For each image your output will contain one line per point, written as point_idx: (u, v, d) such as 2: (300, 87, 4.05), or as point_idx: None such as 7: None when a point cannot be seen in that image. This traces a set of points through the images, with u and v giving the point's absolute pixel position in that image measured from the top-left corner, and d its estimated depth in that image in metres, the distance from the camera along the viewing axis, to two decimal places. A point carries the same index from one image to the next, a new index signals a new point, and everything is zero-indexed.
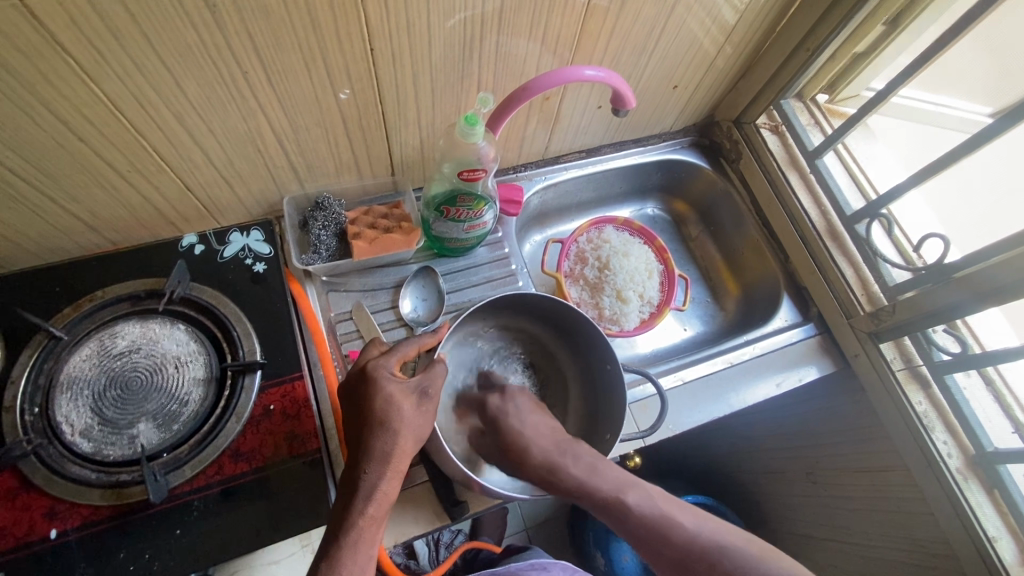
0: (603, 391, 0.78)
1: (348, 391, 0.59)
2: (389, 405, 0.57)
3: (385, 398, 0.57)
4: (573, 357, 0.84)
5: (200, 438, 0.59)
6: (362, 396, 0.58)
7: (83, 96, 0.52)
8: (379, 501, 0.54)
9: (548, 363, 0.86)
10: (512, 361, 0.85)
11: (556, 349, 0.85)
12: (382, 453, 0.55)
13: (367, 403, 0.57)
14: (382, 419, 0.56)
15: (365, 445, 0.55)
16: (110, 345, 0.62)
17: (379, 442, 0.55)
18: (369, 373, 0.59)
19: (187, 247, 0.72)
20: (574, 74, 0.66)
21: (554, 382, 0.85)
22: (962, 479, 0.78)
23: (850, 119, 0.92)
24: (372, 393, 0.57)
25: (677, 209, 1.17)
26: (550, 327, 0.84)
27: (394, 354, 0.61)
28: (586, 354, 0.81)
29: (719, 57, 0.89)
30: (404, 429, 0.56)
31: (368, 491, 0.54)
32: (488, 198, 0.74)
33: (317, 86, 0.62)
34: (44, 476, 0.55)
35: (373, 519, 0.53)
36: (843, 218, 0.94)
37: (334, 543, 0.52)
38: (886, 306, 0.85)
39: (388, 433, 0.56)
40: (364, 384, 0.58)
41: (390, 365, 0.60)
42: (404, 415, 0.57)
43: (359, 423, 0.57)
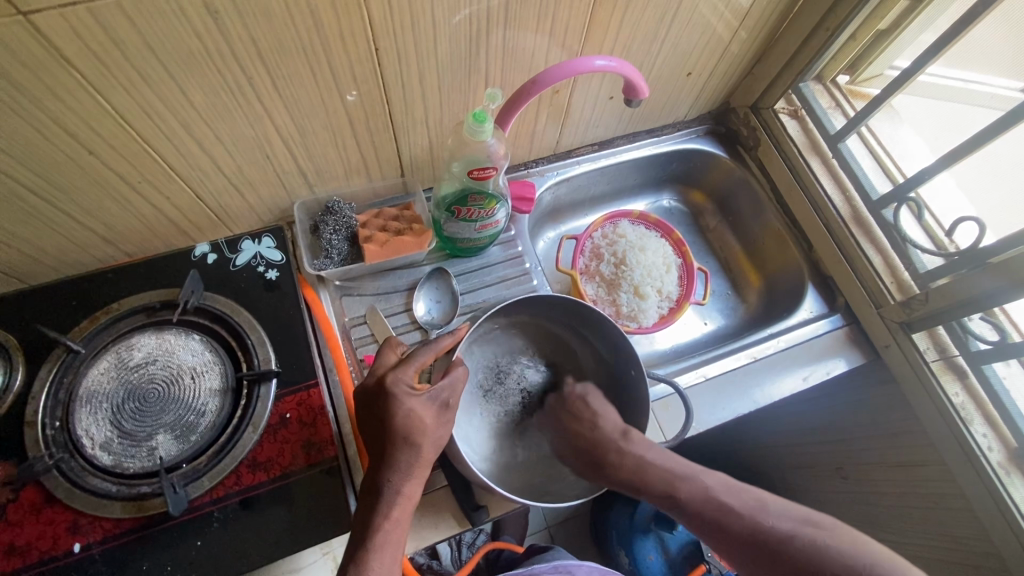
0: (628, 394, 0.77)
1: (365, 404, 0.58)
2: (411, 421, 0.56)
3: (407, 413, 0.56)
4: (596, 357, 0.82)
5: (218, 449, 0.59)
6: (382, 411, 0.56)
7: (90, 109, 0.52)
8: (401, 514, 0.54)
9: (568, 361, 0.83)
10: (531, 361, 0.83)
11: (576, 346, 0.83)
12: (406, 464, 0.55)
13: (388, 419, 0.56)
14: (405, 435, 0.55)
15: (388, 460, 0.55)
16: (127, 357, 0.62)
17: (403, 457, 0.55)
18: (388, 389, 0.57)
19: (200, 257, 0.72)
20: (584, 65, 0.64)
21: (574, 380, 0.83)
22: (1004, 473, 0.74)
23: (874, 101, 0.88)
24: (392, 409, 0.56)
25: (694, 199, 1.14)
26: (574, 327, 0.81)
27: (412, 365, 0.59)
28: (613, 355, 0.78)
29: (734, 41, 0.86)
30: (427, 444, 0.56)
31: (390, 505, 0.54)
32: (499, 197, 0.72)
33: (323, 89, 0.61)
34: (66, 490, 0.55)
35: (397, 532, 0.54)
36: (870, 203, 0.90)
37: (357, 558, 0.52)
38: (918, 294, 0.81)
39: (412, 448, 0.55)
40: (384, 399, 0.56)
41: (409, 379, 0.58)
42: (428, 429, 0.56)
43: (379, 438, 0.56)
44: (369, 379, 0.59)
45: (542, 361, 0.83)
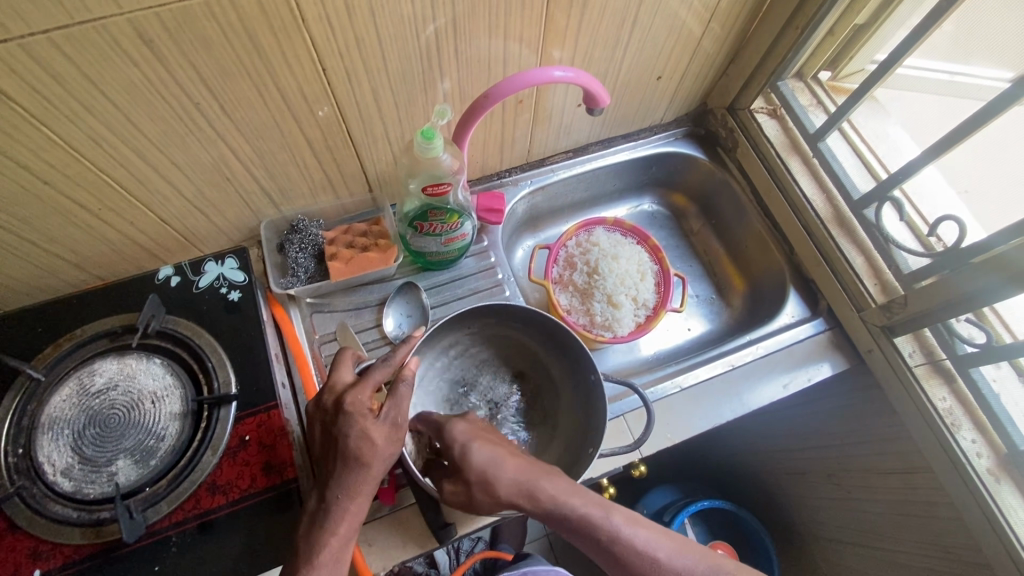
0: (589, 392, 0.75)
1: (320, 423, 0.57)
2: (363, 440, 0.55)
3: (358, 434, 0.55)
4: (559, 359, 0.80)
5: (177, 473, 0.59)
6: (334, 431, 0.56)
7: (39, 142, 0.53)
8: (345, 534, 0.54)
9: (536, 367, 0.82)
10: (497, 371, 0.82)
11: (539, 349, 0.81)
12: (354, 485, 0.55)
13: (339, 439, 0.55)
14: (354, 456, 0.55)
15: (336, 479, 0.55)
16: (88, 382, 0.62)
17: (350, 477, 0.55)
18: (346, 408, 0.56)
19: (164, 280, 0.72)
20: (541, 76, 0.63)
21: (544, 386, 0.81)
22: (992, 481, 0.72)
23: (852, 97, 0.85)
24: (346, 430, 0.55)
25: (676, 202, 1.12)
26: (530, 329, 0.80)
27: (367, 385, 0.58)
28: (572, 354, 0.77)
29: (704, 41, 0.84)
30: (376, 464, 0.56)
31: (337, 525, 0.54)
32: (461, 211, 0.72)
33: (275, 111, 0.61)
34: (28, 517, 0.56)
35: (338, 552, 0.53)
36: (851, 203, 0.88)
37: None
38: (899, 297, 0.79)
39: (361, 469, 0.55)
40: (339, 420, 0.56)
41: (366, 398, 0.57)
42: (378, 451, 0.56)
43: (330, 456, 0.56)
44: (327, 397, 0.58)
45: (510, 369, 0.82)
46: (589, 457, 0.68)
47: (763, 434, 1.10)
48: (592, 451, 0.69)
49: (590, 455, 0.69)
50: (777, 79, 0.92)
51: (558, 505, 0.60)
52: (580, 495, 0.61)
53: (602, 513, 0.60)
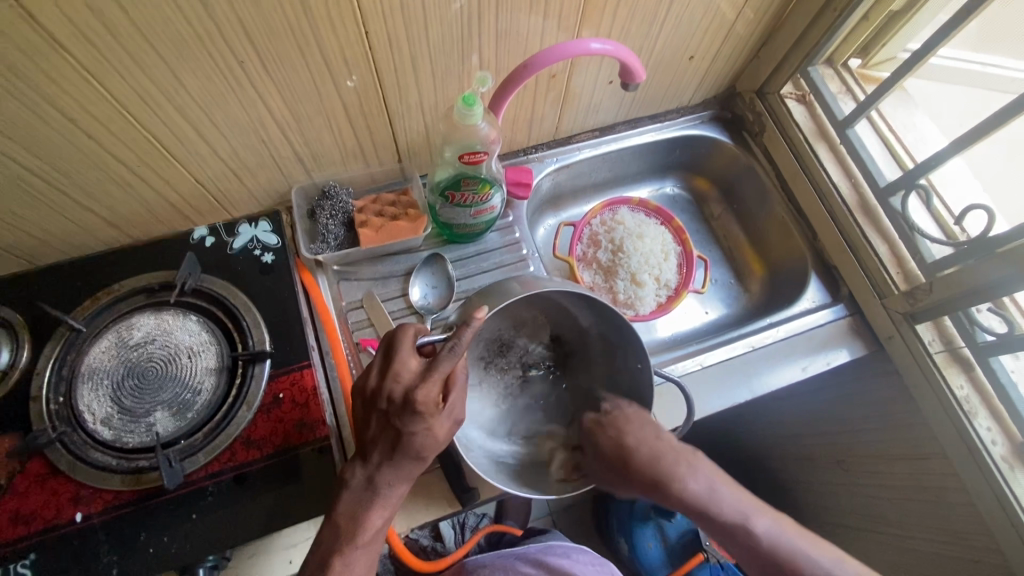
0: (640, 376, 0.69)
1: (380, 413, 0.54)
2: (428, 437, 0.54)
3: (424, 432, 0.54)
4: (603, 338, 0.72)
5: (213, 426, 0.61)
6: (399, 425, 0.53)
7: (87, 94, 0.53)
8: (388, 513, 0.56)
9: (577, 335, 0.75)
10: (534, 334, 0.77)
11: (582, 321, 0.72)
12: (408, 471, 0.55)
13: (403, 434, 0.54)
14: (416, 451, 0.54)
15: (392, 466, 0.55)
16: (127, 336, 0.64)
17: (407, 466, 0.55)
18: (415, 407, 0.52)
19: (198, 240, 0.74)
20: (579, 47, 0.63)
21: (582, 352, 0.76)
22: (1007, 468, 0.72)
23: (884, 85, 0.84)
24: (412, 427, 0.53)
25: (698, 186, 1.12)
26: (572, 308, 0.71)
27: (437, 380, 0.52)
28: (623, 343, 0.68)
29: (738, 22, 0.84)
30: (433, 457, 0.56)
31: (385, 506, 0.55)
32: (494, 181, 0.73)
33: (316, 74, 0.61)
34: (70, 462, 0.58)
35: (380, 528, 0.55)
36: (877, 190, 0.87)
37: (340, 552, 0.53)
38: (923, 284, 0.80)
39: (419, 460, 0.55)
40: (406, 417, 0.53)
41: (435, 397, 0.53)
42: (438, 447, 0.55)
43: (387, 445, 0.54)
44: (392, 387, 0.53)
45: (547, 332, 0.77)
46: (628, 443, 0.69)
47: (773, 420, 1.10)
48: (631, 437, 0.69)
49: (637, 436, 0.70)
50: (809, 64, 0.91)
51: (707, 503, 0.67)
52: (726, 492, 0.67)
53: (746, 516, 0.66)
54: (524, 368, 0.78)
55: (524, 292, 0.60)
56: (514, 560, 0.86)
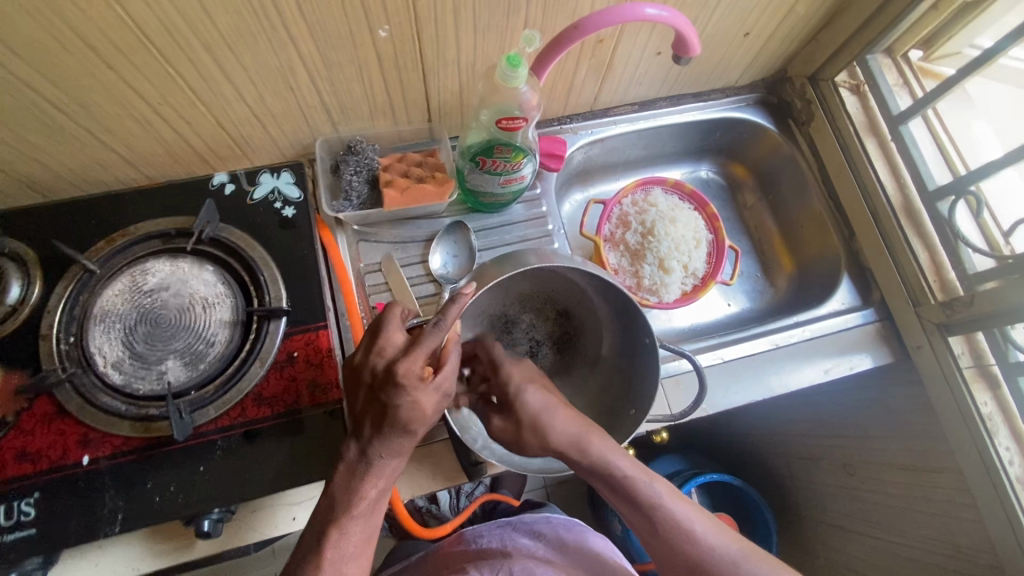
0: (638, 350, 0.66)
1: (365, 386, 0.52)
2: (414, 411, 0.51)
3: (410, 405, 0.51)
4: (608, 314, 0.70)
5: (225, 379, 0.60)
6: (384, 399, 0.51)
7: (109, 21, 0.50)
8: (383, 485, 0.54)
9: (583, 312, 0.74)
10: (539, 310, 0.75)
11: (590, 294, 0.71)
12: (397, 445, 0.53)
13: (389, 408, 0.51)
14: (404, 425, 0.51)
15: (381, 441, 0.52)
16: (141, 281, 0.62)
17: (396, 440, 0.52)
18: (397, 380, 0.50)
19: (218, 186, 0.70)
20: (633, 13, 0.59)
21: (589, 323, 0.74)
22: (1021, 489, 0.71)
23: (948, 81, 0.78)
24: (395, 401, 0.50)
25: (733, 173, 1.08)
26: (574, 277, 0.69)
27: (420, 355, 0.51)
28: (627, 319, 0.66)
29: (801, 2, 0.78)
30: (422, 429, 0.53)
31: (379, 480, 0.53)
32: (527, 150, 0.69)
33: (352, 20, 0.57)
34: (79, 404, 0.57)
35: (375, 503, 0.53)
36: (925, 194, 0.83)
37: (336, 522, 0.52)
38: (962, 297, 0.76)
39: (408, 435, 0.52)
40: (390, 390, 0.50)
41: (418, 369, 0.51)
42: (428, 420, 0.52)
43: (375, 418, 0.51)
44: (375, 360, 0.53)
45: (552, 307, 0.75)
46: (633, 420, 0.65)
47: (781, 417, 1.09)
48: (635, 415, 0.65)
49: (631, 416, 0.65)
50: (869, 52, 0.86)
51: (604, 460, 0.61)
52: (627, 457, 0.63)
53: (645, 480, 0.62)
54: (529, 345, 0.76)
55: (541, 264, 0.59)
56: (511, 532, 0.87)
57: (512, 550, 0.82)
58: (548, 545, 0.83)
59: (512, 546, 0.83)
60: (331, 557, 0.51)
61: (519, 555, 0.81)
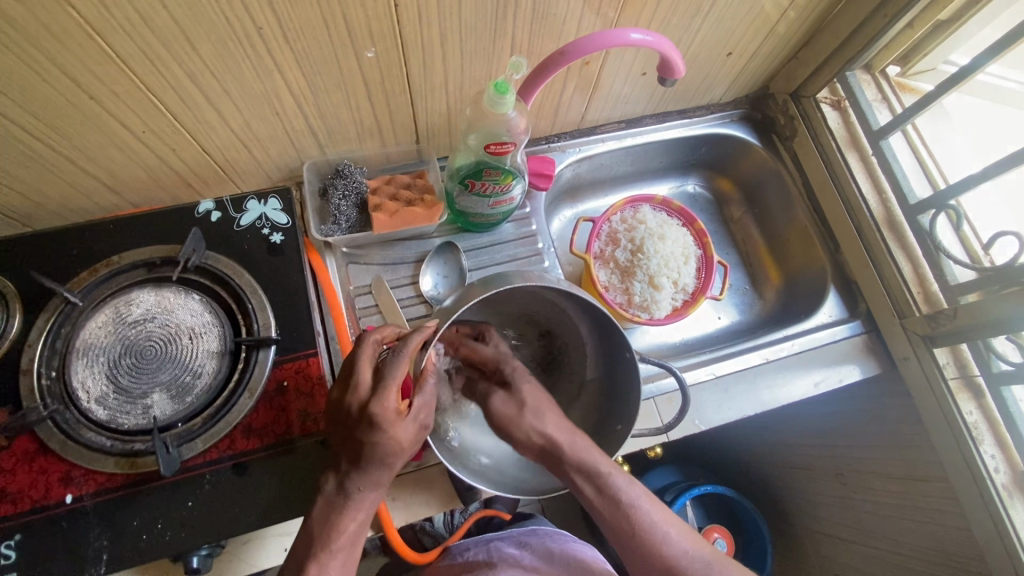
0: (617, 361, 0.65)
1: (341, 424, 0.52)
2: (392, 446, 0.52)
3: (388, 440, 0.51)
4: (591, 337, 0.71)
5: (213, 412, 0.59)
6: (360, 436, 0.51)
7: (90, 52, 0.49)
8: (364, 518, 0.54)
9: (567, 331, 0.74)
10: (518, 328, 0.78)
11: (571, 313, 0.71)
12: (376, 478, 0.53)
13: (365, 444, 0.51)
14: (383, 457, 0.52)
15: (361, 475, 0.52)
16: (125, 312, 0.61)
17: (375, 473, 0.53)
18: (372, 418, 0.50)
19: (203, 214, 0.68)
20: (618, 38, 0.59)
21: (572, 344, 0.75)
22: (1006, 496, 0.72)
23: (926, 98, 0.80)
24: (374, 438, 0.51)
25: (720, 187, 1.10)
26: (554, 296, 0.70)
27: (393, 389, 0.51)
28: (605, 333, 0.66)
29: (782, 21, 0.79)
30: (400, 462, 0.54)
31: (358, 513, 0.53)
32: (516, 173, 0.69)
33: (337, 46, 0.57)
34: (60, 441, 0.55)
35: (356, 534, 0.53)
36: (906, 207, 0.84)
37: (315, 556, 0.51)
38: (946, 309, 0.77)
39: (387, 466, 0.53)
40: (364, 428, 0.51)
41: (393, 404, 0.51)
42: (406, 452, 0.53)
43: (353, 453, 0.52)
44: (350, 401, 0.51)
45: (536, 327, 0.77)
46: (619, 437, 0.64)
47: (774, 426, 1.09)
48: (620, 430, 0.64)
49: (619, 433, 0.64)
50: (849, 69, 0.87)
51: (588, 455, 0.65)
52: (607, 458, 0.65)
53: (625, 482, 0.65)
54: None
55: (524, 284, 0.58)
56: (497, 542, 0.86)
57: (497, 561, 0.81)
58: (533, 553, 0.83)
59: (496, 557, 0.82)
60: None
61: (505, 565, 0.80)
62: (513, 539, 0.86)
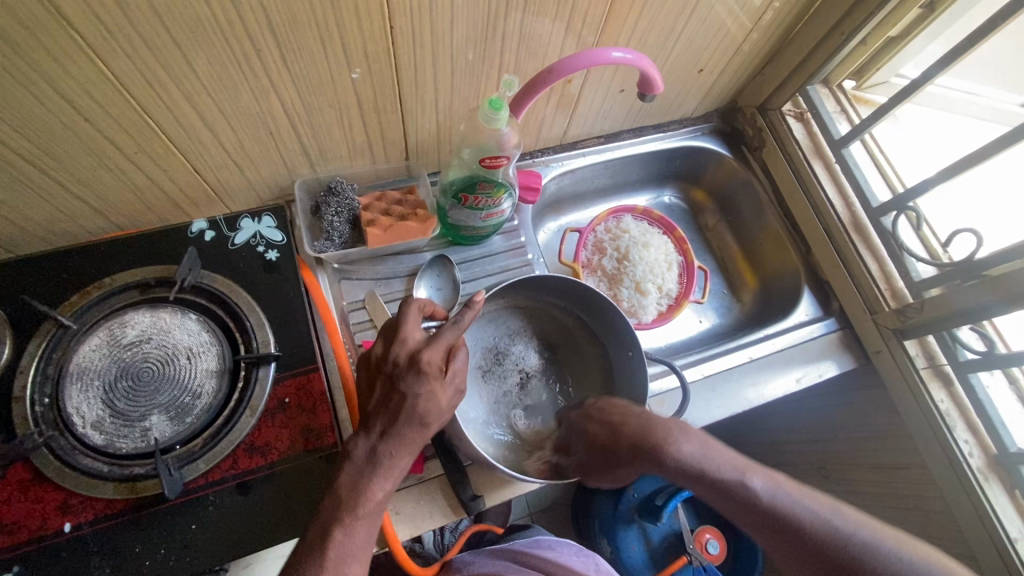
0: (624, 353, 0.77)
1: (385, 377, 0.56)
2: (431, 401, 0.55)
3: (427, 394, 0.55)
4: (597, 346, 0.82)
5: (214, 432, 0.58)
6: (404, 387, 0.55)
7: (88, 73, 0.49)
8: (390, 487, 0.54)
9: (569, 345, 0.83)
10: (530, 344, 0.82)
11: (578, 324, 0.83)
12: (409, 440, 0.55)
13: (407, 396, 0.55)
14: (420, 415, 0.55)
15: (394, 434, 0.54)
16: (120, 334, 0.61)
17: (408, 433, 0.55)
18: (418, 370, 0.55)
19: (198, 233, 0.70)
20: (601, 56, 0.63)
21: (573, 359, 0.83)
22: (983, 478, 0.76)
23: (881, 109, 0.86)
24: (416, 388, 0.55)
25: (695, 197, 1.14)
26: (575, 307, 0.82)
27: (441, 346, 0.56)
28: (611, 331, 0.78)
29: (747, 41, 0.85)
30: (434, 424, 0.56)
31: (386, 478, 0.54)
32: (508, 186, 0.71)
33: (331, 66, 0.59)
34: (57, 468, 0.55)
35: (380, 503, 0.54)
36: (869, 210, 0.90)
37: (341, 520, 0.51)
38: (913, 303, 0.82)
39: (422, 427, 0.55)
40: (410, 377, 0.55)
41: (438, 360, 0.56)
42: (441, 413, 0.56)
43: (391, 408, 0.55)
44: (398, 352, 0.56)
45: (540, 345, 0.83)
46: None
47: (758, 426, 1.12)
48: None
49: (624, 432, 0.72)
50: (809, 83, 0.93)
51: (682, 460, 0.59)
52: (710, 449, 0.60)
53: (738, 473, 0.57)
54: (519, 376, 0.80)
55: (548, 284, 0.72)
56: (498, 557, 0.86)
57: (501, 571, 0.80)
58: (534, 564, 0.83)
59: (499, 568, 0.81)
60: (334, 557, 0.50)
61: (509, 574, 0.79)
62: (516, 552, 0.87)
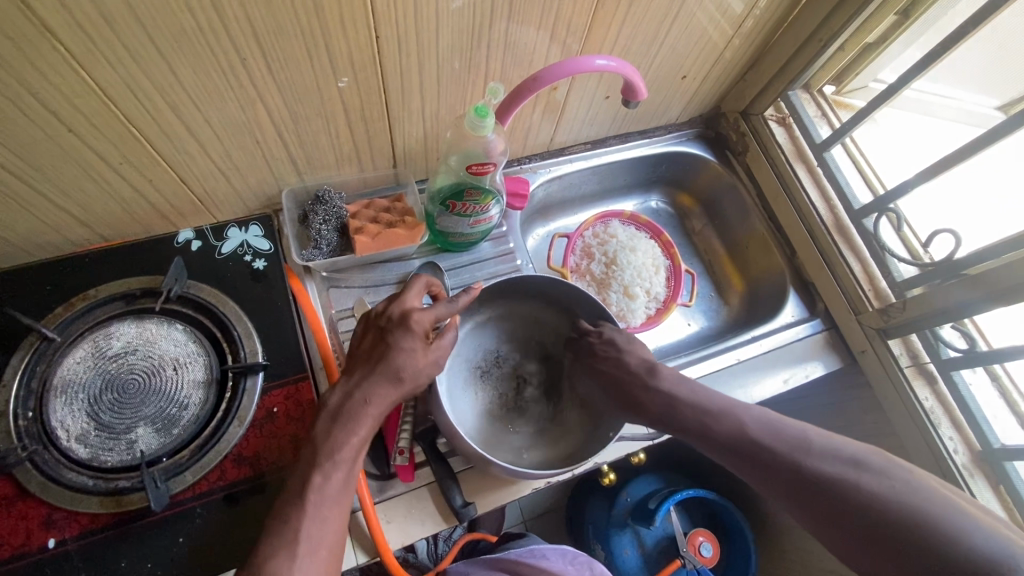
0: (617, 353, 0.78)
1: (376, 330, 0.58)
2: (412, 356, 0.56)
3: (410, 351, 0.56)
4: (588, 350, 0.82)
5: (201, 443, 0.58)
6: (390, 340, 0.56)
7: (72, 85, 0.49)
8: (365, 436, 0.54)
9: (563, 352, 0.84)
10: (528, 351, 0.84)
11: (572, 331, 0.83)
12: (388, 393, 0.55)
13: (391, 349, 0.56)
14: (400, 369, 0.56)
15: (373, 382, 0.55)
16: (105, 346, 0.61)
17: (386, 386, 0.55)
18: (405, 325, 0.56)
19: (184, 243, 0.70)
20: (585, 63, 0.64)
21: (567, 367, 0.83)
22: (968, 474, 0.77)
23: (860, 113, 0.88)
24: (402, 342, 0.56)
25: (681, 201, 1.16)
26: (569, 313, 0.83)
27: (432, 311, 0.58)
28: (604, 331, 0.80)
29: (728, 48, 0.87)
30: (412, 380, 0.56)
31: (362, 425, 0.54)
32: (495, 192, 0.72)
33: (317, 74, 0.59)
34: (41, 483, 0.54)
35: (355, 452, 0.53)
36: (852, 212, 0.92)
37: (319, 466, 0.51)
38: (896, 303, 0.84)
39: (399, 383, 0.56)
40: (398, 331, 0.56)
41: (426, 323, 0.58)
42: (421, 372, 0.57)
43: (376, 359, 0.56)
44: (392, 308, 0.59)
45: (537, 352, 0.84)
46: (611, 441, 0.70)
47: None
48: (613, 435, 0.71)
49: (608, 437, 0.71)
50: (791, 89, 0.95)
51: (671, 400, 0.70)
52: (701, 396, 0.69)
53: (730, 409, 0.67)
54: (518, 381, 0.81)
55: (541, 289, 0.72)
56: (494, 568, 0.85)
57: None
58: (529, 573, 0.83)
59: None
60: (312, 499, 0.50)
61: None
62: (510, 561, 0.86)
